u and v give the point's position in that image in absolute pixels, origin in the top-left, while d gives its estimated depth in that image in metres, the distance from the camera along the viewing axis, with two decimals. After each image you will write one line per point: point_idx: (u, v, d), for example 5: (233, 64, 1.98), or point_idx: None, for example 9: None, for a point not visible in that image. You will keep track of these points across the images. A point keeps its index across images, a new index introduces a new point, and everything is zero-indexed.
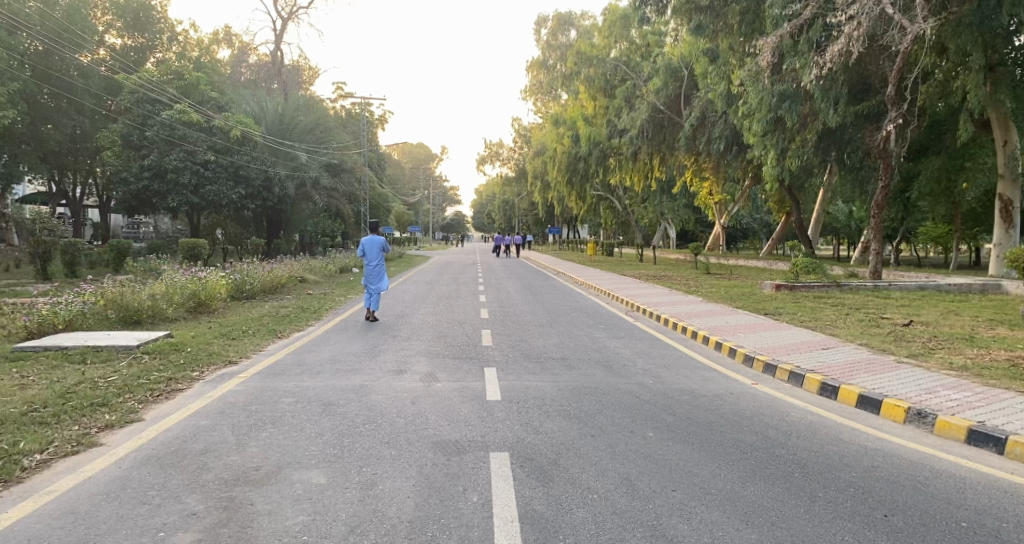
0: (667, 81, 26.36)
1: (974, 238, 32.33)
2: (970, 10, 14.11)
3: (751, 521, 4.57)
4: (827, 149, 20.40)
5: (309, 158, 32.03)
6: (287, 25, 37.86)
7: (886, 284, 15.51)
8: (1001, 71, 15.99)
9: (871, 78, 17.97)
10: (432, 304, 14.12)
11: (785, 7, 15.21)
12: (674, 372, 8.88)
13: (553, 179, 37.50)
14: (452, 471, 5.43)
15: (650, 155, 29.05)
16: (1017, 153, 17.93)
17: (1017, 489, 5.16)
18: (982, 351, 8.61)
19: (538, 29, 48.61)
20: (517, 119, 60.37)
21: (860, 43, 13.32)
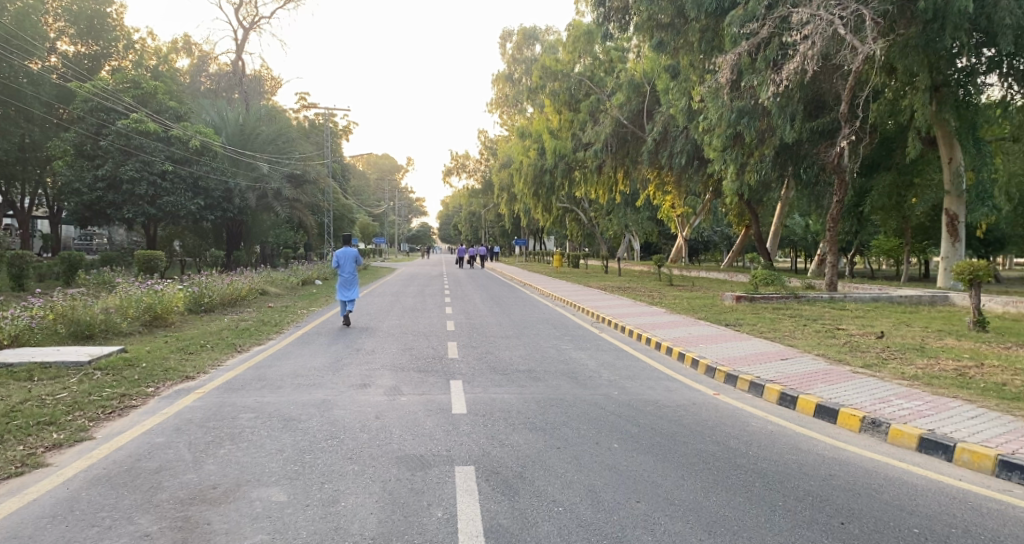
0: (630, 96, 26.97)
1: (923, 251, 33.66)
2: (916, 32, 14.70)
3: (713, 531, 4.63)
4: (784, 164, 20.93)
5: (270, 169, 31.67)
6: (249, 35, 37.34)
7: (841, 296, 15.98)
8: (946, 91, 16.69)
9: (826, 96, 18.55)
10: (397, 317, 13.99)
11: (744, 25, 15.61)
12: (639, 383, 8.97)
13: (520, 191, 37.61)
14: (416, 486, 5.37)
15: (614, 168, 29.42)
16: (961, 170, 18.58)
17: (967, 496, 5.33)
18: (932, 361, 8.90)
19: (503, 43, 49.04)
20: (483, 131, 60.53)
21: (814, 61, 13.76)
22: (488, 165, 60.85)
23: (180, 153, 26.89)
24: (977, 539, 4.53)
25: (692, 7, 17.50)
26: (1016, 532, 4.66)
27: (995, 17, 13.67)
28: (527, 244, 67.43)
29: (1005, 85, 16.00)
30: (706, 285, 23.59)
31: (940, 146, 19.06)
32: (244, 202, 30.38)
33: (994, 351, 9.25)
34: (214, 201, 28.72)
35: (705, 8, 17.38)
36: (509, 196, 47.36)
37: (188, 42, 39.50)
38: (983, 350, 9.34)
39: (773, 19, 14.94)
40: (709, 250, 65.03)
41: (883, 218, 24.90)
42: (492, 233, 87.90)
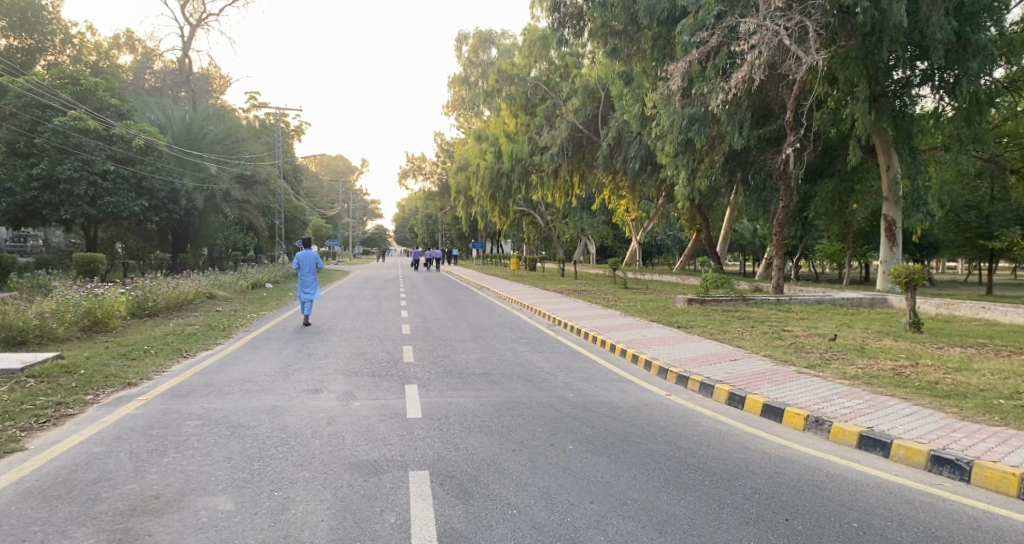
0: (585, 101, 27.50)
1: (864, 255, 35.05)
2: (856, 44, 15.35)
3: (664, 530, 4.71)
4: (733, 170, 21.51)
5: (219, 169, 30.86)
6: (196, 32, 36.36)
7: (787, 298, 16.49)
8: (884, 101, 17.19)
9: (772, 105, 19.13)
10: (351, 321, 13.82)
11: (695, 34, 16.08)
12: (594, 385, 9.08)
13: (477, 195, 37.55)
14: (369, 492, 5.31)
15: (570, 172, 29.68)
16: (899, 177, 19.36)
17: (901, 490, 5.55)
18: (871, 361, 9.27)
19: (459, 46, 49.24)
20: (439, 134, 60.40)
21: (761, 71, 14.23)
22: (444, 168, 60.78)
23: (122, 152, 25.94)
24: (910, 531, 4.73)
25: (643, 14, 18.01)
26: (945, 523, 4.90)
27: (928, 31, 14.48)
28: (483, 247, 67.51)
29: (937, 97, 16.82)
30: (660, 288, 24.10)
31: (878, 153, 19.75)
32: (191, 203, 29.55)
33: (928, 351, 9.68)
34: (159, 201, 27.74)
35: (657, 16, 17.86)
36: (466, 199, 47.28)
37: (130, 38, 38.25)
38: (918, 350, 9.76)
39: (721, 28, 15.33)
40: (662, 252, 66.45)
41: (827, 223, 25.84)
42: (449, 236, 87.82)
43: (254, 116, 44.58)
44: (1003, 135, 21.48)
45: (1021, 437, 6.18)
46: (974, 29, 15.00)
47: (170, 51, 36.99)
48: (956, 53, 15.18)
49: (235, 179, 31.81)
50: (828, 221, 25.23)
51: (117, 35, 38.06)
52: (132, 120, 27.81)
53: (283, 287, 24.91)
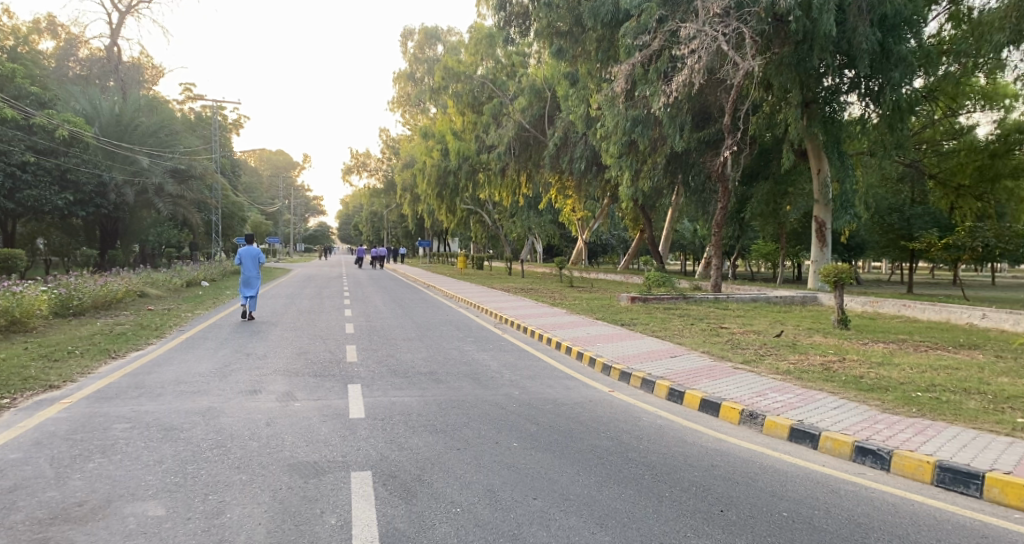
0: (531, 100, 27.68)
1: (797, 255, 36.54)
2: (789, 51, 15.96)
3: (605, 524, 4.79)
4: (674, 171, 22.05)
5: (151, 163, 29.45)
6: (125, 19, 34.80)
7: (725, 296, 17.02)
8: (815, 107, 17.89)
9: (712, 109, 19.70)
10: (292, 320, 13.49)
11: (637, 37, 16.31)
12: (539, 382, 9.16)
13: (423, 193, 37.25)
14: (309, 494, 5.21)
15: (517, 171, 29.82)
16: (829, 180, 20.16)
17: (828, 480, 5.80)
18: (803, 356, 9.65)
19: (404, 42, 48.92)
20: (384, 130, 59.68)
21: (701, 75, 14.63)
22: (390, 165, 60.19)
23: (43, 143, 24.86)
24: (836, 519, 4.96)
25: (588, 16, 18.25)
26: (866, 510, 5.15)
27: (854, 41, 15.20)
28: (430, 244, 66.94)
29: (863, 104, 17.64)
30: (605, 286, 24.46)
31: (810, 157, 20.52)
32: (121, 198, 28.45)
33: (854, 346, 10.16)
34: (85, 196, 26.90)
35: (601, 18, 18.11)
36: (412, 197, 46.84)
37: (53, 23, 36.16)
38: (845, 345, 10.24)
39: (662, 32, 15.64)
40: (607, 252, 67.61)
41: (763, 224, 26.77)
42: (395, 234, 86.97)
43: (190, 108, 42.96)
44: (921, 142, 22.79)
45: (934, 426, 6.56)
46: (896, 40, 15.82)
47: (97, 38, 35.29)
48: (880, 63, 15.99)
49: (167, 172, 30.07)
50: (764, 222, 26.15)
51: (37, 19, 35.84)
52: (54, 110, 26.46)
53: (220, 286, 24.12)
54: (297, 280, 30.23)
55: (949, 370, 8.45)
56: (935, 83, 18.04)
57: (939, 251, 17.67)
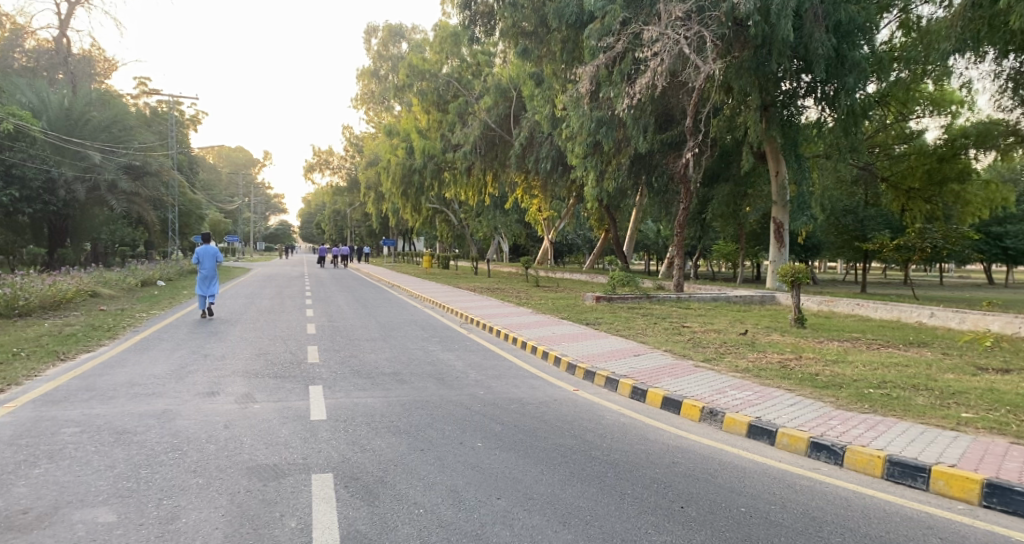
0: (497, 99, 27.69)
1: (756, 255, 37.31)
2: (748, 56, 16.28)
3: (568, 522, 4.82)
4: (638, 172, 22.30)
5: (103, 158, 28.55)
6: (76, 10, 33.71)
7: (687, 296, 17.28)
8: (773, 111, 18.26)
9: (674, 111, 19.97)
10: (251, 320, 13.23)
11: (601, 39, 16.46)
12: (504, 382, 9.15)
13: (388, 191, 36.92)
14: (268, 497, 5.12)
15: (483, 171, 29.79)
16: (786, 183, 20.55)
17: (784, 475, 5.93)
18: (761, 354, 9.86)
19: (367, 39, 48.47)
20: (347, 127, 59.02)
21: (663, 77, 14.82)
22: (353, 163, 59.53)
23: None
24: (791, 513, 5.07)
25: (553, 16, 18.37)
26: (820, 504, 5.27)
27: (811, 47, 15.58)
28: (395, 244, 66.34)
29: (819, 109, 18.08)
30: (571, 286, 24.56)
31: (768, 159, 20.86)
32: (71, 195, 27.55)
33: (810, 345, 10.41)
34: (32, 192, 26.35)
35: (566, 19, 18.19)
36: (377, 195, 46.40)
37: None
38: (801, 344, 10.47)
39: (626, 34, 15.79)
40: (572, 252, 68.14)
41: (724, 224, 27.25)
42: (359, 233, 86.02)
43: (145, 103, 41.76)
44: (875, 145, 23.85)
45: (885, 422, 6.77)
46: (850, 46, 16.23)
47: (45, 29, 34.08)
48: (836, 68, 16.41)
49: (121, 168, 29.32)
50: (724, 223, 26.61)
51: None
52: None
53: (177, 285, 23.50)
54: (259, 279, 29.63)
55: (899, 367, 8.73)
56: (888, 89, 18.76)
57: (891, 252, 18.14)
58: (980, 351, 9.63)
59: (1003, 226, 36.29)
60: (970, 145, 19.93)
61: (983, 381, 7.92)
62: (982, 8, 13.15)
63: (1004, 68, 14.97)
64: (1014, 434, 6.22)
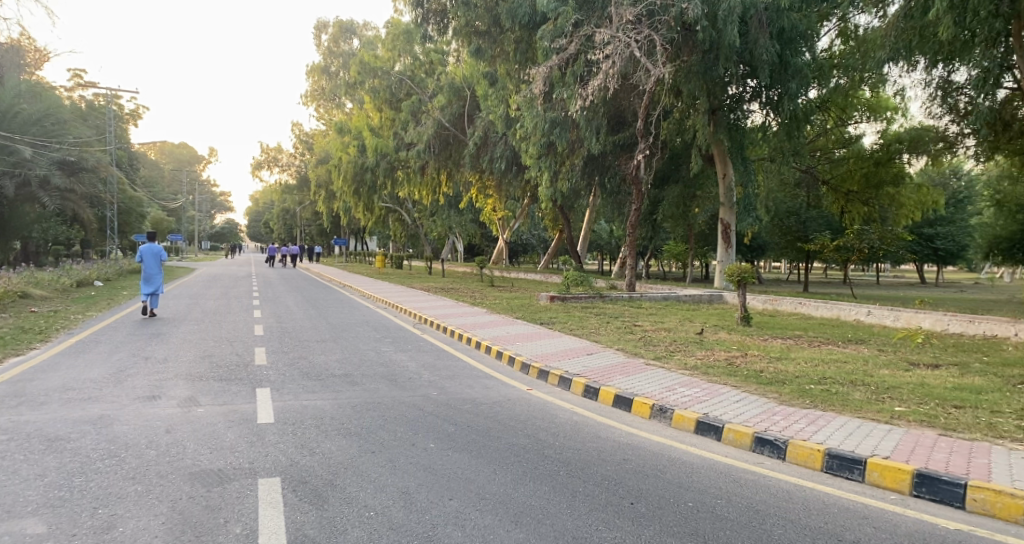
0: (450, 98, 27.58)
1: (705, 255, 38.22)
2: (697, 60, 16.65)
3: (520, 521, 4.83)
4: (592, 173, 22.57)
5: (35, 153, 26.98)
6: None
7: (639, 295, 17.53)
8: (721, 114, 18.71)
9: (626, 113, 20.26)
10: (196, 321, 12.82)
11: (554, 40, 16.59)
12: (457, 382, 9.11)
13: (339, 190, 36.30)
14: (212, 503, 4.98)
15: (437, 170, 29.63)
16: (734, 185, 21.05)
17: (730, 470, 6.08)
18: (709, 352, 10.09)
19: (318, 35, 47.61)
20: (297, 124, 57.82)
21: (614, 80, 15.02)
22: (303, 160, 58.42)
23: None
24: (736, 506, 5.19)
25: (507, 17, 18.46)
26: (763, 497, 5.42)
27: (756, 53, 16.04)
28: (346, 243, 65.14)
29: (764, 113, 18.62)
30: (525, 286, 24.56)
31: (716, 162, 21.18)
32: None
33: (755, 342, 10.70)
34: None
35: (519, 19, 18.32)
36: (327, 193, 45.59)
37: None
38: (747, 341, 10.76)
39: (578, 36, 15.93)
40: (527, 252, 68.43)
41: (675, 225, 27.79)
42: (310, 233, 84.33)
43: (79, 96, 39.82)
44: (816, 149, 24.72)
45: (825, 417, 7.01)
46: (792, 52, 16.77)
47: None
48: (779, 74, 16.95)
49: (55, 163, 27.96)
50: (673, 224, 27.14)
51: None
52: None
53: (115, 285, 22.58)
54: (203, 279, 28.70)
55: (838, 363, 9.07)
56: (827, 95, 19.52)
57: (832, 252, 18.82)
58: (912, 347, 10.06)
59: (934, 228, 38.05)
60: (904, 149, 19.98)
61: (914, 375, 8.28)
62: (913, 19, 13.60)
63: (933, 76, 15.66)
64: (941, 425, 6.53)
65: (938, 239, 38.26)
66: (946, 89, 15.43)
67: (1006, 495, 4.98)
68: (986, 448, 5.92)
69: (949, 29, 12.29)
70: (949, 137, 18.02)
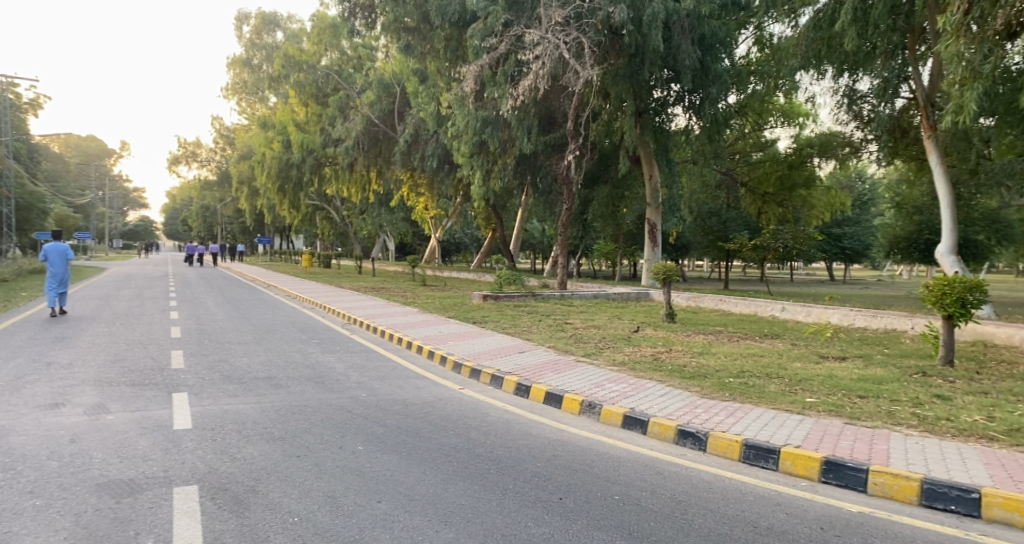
0: (380, 95, 27.15)
1: (635, 254, 39.16)
2: (623, 64, 17.05)
3: (449, 521, 4.80)
4: (524, 172, 22.74)
5: None
6: None
7: (569, 293, 17.71)
8: (647, 117, 19.21)
9: (557, 114, 20.52)
10: (105, 324, 12.05)
11: (484, 39, 16.61)
12: (387, 383, 8.98)
13: (263, 186, 35.05)
14: (121, 515, 4.72)
15: (367, 167, 29.10)
16: (659, 187, 21.58)
17: (655, 462, 6.23)
18: (636, 348, 10.34)
19: (239, 26, 45.98)
20: (217, 118, 55.57)
21: (544, 80, 15.18)
22: (224, 155, 56.19)
23: None
24: (660, 498, 5.34)
25: (436, 14, 18.37)
26: (685, 488, 5.59)
27: (679, 58, 16.63)
28: (271, 240, 61.94)
29: (687, 116, 19.24)
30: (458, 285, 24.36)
31: (642, 163, 21.56)
32: None
33: (680, 338, 11.05)
34: None
35: (448, 18, 18.26)
36: (250, 189, 43.97)
37: None
38: (672, 337, 11.11)
39: (508, 36, 16.02)
40: (459, 251, 68.25)
41: (605, 225, 28.33)
42: (232, 231, 81.06)
43: None
44: (735, 153, 25.72)
45: (743, 408, 7.31)
46: (713, 59, 17.41)
47: None
48: (701, 79, 17.58)
49: None
50: (603, 223, 27.65)
51: None
52: None
53: (14, 287, 20.92)
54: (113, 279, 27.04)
55: (755, 357, 9.49)
56: (745, 100, 20.39)
57: (750, 252, 19.72)
58: (821, 341, 10.62)
59: (842, 228, 40.40)
60: (816, 153, 21.27)
61: (824, 368, 8.75)
62: (822, 29, 14.70)
63: (840, 85, 16.57)
64: (848, 414, 6.93)
65: (845, 239, 40.37)
66: (851, 97, 16.37)
67: (902, 478, 5.32)
68: (885, 435, 6.32)
69: (853, 40, 13.23)
70: (854, 142, 19.19)
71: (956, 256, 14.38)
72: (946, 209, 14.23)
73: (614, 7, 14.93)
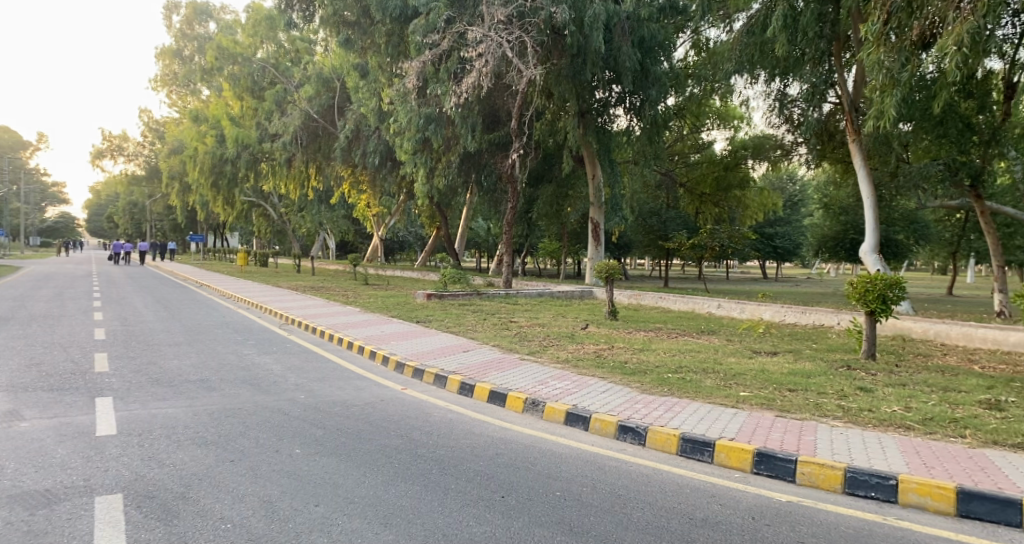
0: (318, 89, 26.56)
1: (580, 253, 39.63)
2: (565, 64, 17.13)
3: (389, 523, 4.73)
4: (469, 170, 22.66)
5: None
6: None
7: (515, 292, 17.73)
8: (589, 117, 19.41)
9: (501, 112, 20.54)
10: (19, 327, 11.34)
11: (427, 35, 16.45)
12: (326, 384, 8.79)
13: (196, 182, 33.79)
14: (36, 527, 4.45)
15: (306, 163, 28.42)
16: (601, 186, 21.69)
17: (596, 458, 6.30)
18: (579, 346, 10.44)
19: (168, 15, 44.35)
20: (146, 110, 53.37)
21: (487, 78, 15.14)
22: (154, 150, 53.89)
23: None
24: (601, 493, 5.40)
25: (376, 8, 18.15)
26: (625, 482, 5.67)
27: (620, 59, 16.92)
28: (203, 240, 60.18)
29: (628, 118, 19.52)
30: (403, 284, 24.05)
31: (585, 163, 21.75)
32: None
33: (622, 335, 11.22)
34: None
35: (389, 13, 18.06)
36: (181, 185, 42.30)
37: None
38: (614, 334, 11.27)
39: (451, 33, 15.93)
40: (403, 251, 67.54)
41: (551, 224, 28.51)
42: (163, 229, 77.79)
43: None
44: (675, 153, 26.93)
45: (681, 403, 7.47)
46: (652, 61, 17.79)
47: None
48: (641, 81, 17.94)
49: None
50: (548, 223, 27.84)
51: None
52: None
53: None
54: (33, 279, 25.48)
55: (692, 353, 9.71)
56: (684, 102, 20.89)
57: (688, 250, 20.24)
58: (756, 336, 10.97)
59: (774, 228, 41.75)
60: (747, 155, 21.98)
61: (757, 363, 9.03)
62: (754, 35, 15.22)
63: (772, 89, 17.16)
64: (778, 407, 7.18)
65: (777, 239, 41.67)
66: (783, 101, 16.99)
67: (827, 467, 5.53)
68: (813, 426, 6.58)
69: (783, 44, 13.68)
70: (785, 144, 19.94)
71: (878, 255, 15.12)
72: (869, 210, 14.89)
73: (556, 7, 15.08)
